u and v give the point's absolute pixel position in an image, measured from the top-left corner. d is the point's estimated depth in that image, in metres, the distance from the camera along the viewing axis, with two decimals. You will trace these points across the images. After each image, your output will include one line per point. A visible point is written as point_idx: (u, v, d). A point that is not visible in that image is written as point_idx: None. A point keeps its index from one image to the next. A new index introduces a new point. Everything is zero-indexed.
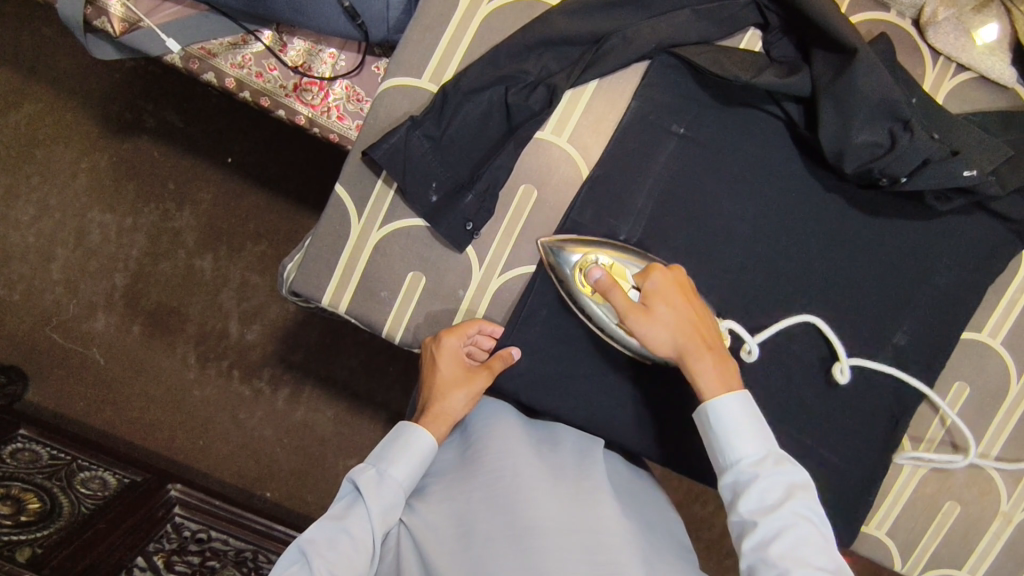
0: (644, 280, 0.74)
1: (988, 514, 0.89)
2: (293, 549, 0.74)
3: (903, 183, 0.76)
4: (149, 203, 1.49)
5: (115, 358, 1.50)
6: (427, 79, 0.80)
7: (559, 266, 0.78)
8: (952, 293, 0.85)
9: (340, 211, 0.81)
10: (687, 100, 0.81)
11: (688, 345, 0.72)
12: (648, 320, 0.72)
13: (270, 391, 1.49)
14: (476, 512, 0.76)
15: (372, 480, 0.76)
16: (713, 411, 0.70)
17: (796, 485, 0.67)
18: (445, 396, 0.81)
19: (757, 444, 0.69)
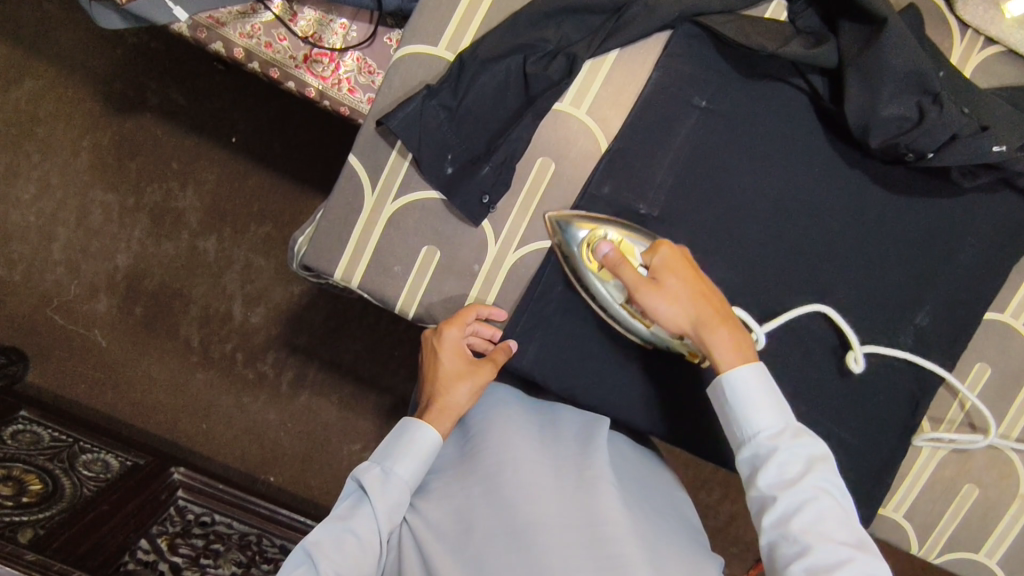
0: (652, 254, 0.73)
1: (1008, 497, 0.88)
2: (297, 551, 0.73)
3: (930, 159, 0.73)
4: (152, 183, 1.47)
5: (117, 340, 1.49)
6: (443, 47, 0.77)
7: (567, 243, 0.77)
8: (976, 272, 0.83)
9: (353, 183, 0.79)
10: (710, 72, 0.79)
11: (700, 314, 0.71)
12: (659, 291, 0.71)
13: (275, 374, 1.48)
14: (479, 504, 0.76)
15: (376, 479, 0.76)
16: (729, 383, 0.69)
17: (817, 457, 0.66)
18: (450, 388, 0.79)
19: (775, 417, 0.68)
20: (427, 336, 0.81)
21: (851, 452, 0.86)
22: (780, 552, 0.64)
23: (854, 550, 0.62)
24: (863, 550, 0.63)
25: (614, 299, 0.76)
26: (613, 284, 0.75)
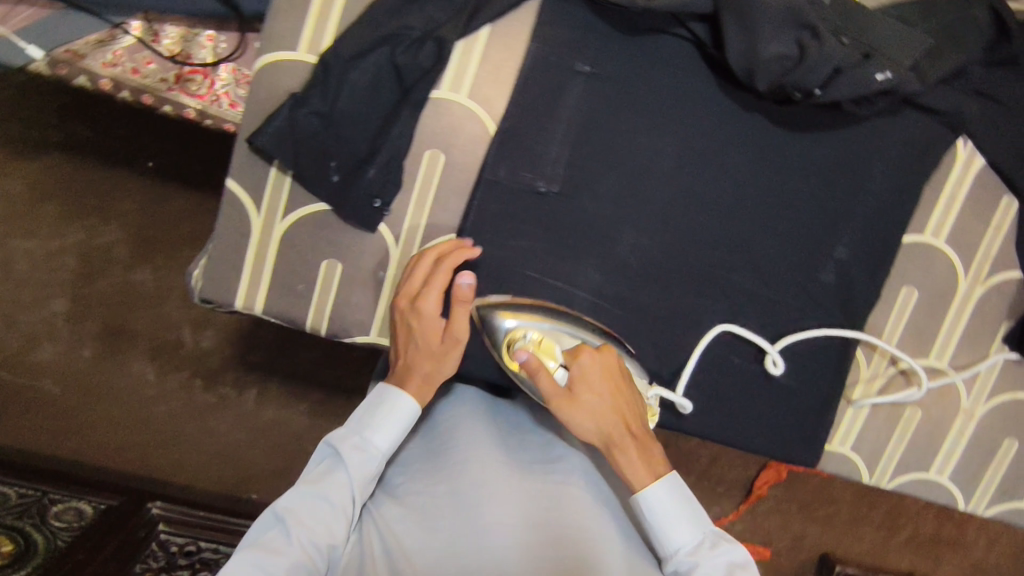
0: (571, 359, 0.75)
1: (949, 412, 0.90)
2: (268, 515, 0.71)
3: (818, 97, 0.71)
4: (71, 222, 1.38)
5: (72, 385, 1.41)
6: (304, 50, 0.72)
7: (489, 331, 0.76)
8: (890, 198, 0.82)
9: (236, 208, 0.75)
10: (589, 35, 0.75)
11: (613, 430, 0.74)
12: (574, 405, 0.73)
13: (238, 394, 1.44)
14: (443, 503, 0.75)
15: (350, 448, 0.74)
16: (644, 504, 0.74)
17: (734, 567, 0.72)
18: (433, 359, 0.75)
19: (692, 531, 0.74)
20: (399, 305, 0.75)
21: (789, 391, 0.87)
22: None
23: None
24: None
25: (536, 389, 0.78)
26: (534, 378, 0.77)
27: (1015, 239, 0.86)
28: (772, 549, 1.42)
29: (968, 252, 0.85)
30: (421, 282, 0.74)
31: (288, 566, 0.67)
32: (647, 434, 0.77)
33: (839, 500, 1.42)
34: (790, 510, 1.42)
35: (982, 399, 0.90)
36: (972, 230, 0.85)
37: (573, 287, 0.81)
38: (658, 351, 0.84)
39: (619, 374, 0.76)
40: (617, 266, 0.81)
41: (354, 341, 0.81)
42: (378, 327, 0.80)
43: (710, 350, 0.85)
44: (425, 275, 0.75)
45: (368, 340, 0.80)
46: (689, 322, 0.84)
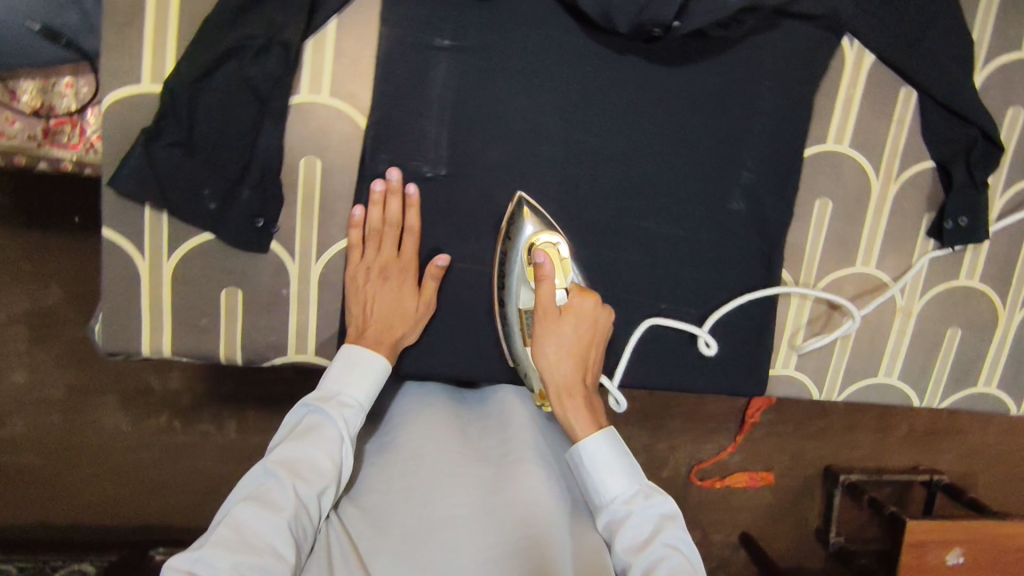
0: (576, 296, 0.77)
1: (887, 314, 0.89)
2: (261, 470, 0.69)
3: (678, 29, 0.69)
4: (6, 287, 1.09)
5: (47, 453, 1.13)
6: (147, 82, 0.69)
7: (516, 231, 0.78)
8: (783, 114, 0.80)
9: (119, 254, 0.73)
10: (441, 6, 0.72)
11: (570, 366, 0.76)
12: (559, 318, 0.76)
13: (222, 429, 1.15)
14: (396, 501, 0.72)
15: (337, 406, 0.73)
16: (582, 452, 0.74)
17: (665, 517, 0.71)
18: (412, 318, 0.78)
19: (629, 482, 0.72)
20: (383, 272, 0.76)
21: (723, 323, 0.86)
22: None
23: None
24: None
25: (518, 302, 0.79)
26: (529, 291, 0.79)
27: (920, 130, 0.84)
28: (775, 473, 1.33)
29: (874, 151, 0.84)
30: (391, 224, 0.75)
31: (289, 515, 0.66)
32: (596, 396, 0.79)
33: (833, 410, 1.33)
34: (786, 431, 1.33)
35: (916, 296, 0.89)
36: (874, 129, 0.83)
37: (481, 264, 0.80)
38: None
39: (603, 335, 0.80)
40: None
41: (273, 362, 0.79)
42: (293, 345, 0.79)
43: (635, 299, 0.84)
44: (395, 219, 0.75)
45: (287, 359, 0.79)
46: (608, 276, 0.83)
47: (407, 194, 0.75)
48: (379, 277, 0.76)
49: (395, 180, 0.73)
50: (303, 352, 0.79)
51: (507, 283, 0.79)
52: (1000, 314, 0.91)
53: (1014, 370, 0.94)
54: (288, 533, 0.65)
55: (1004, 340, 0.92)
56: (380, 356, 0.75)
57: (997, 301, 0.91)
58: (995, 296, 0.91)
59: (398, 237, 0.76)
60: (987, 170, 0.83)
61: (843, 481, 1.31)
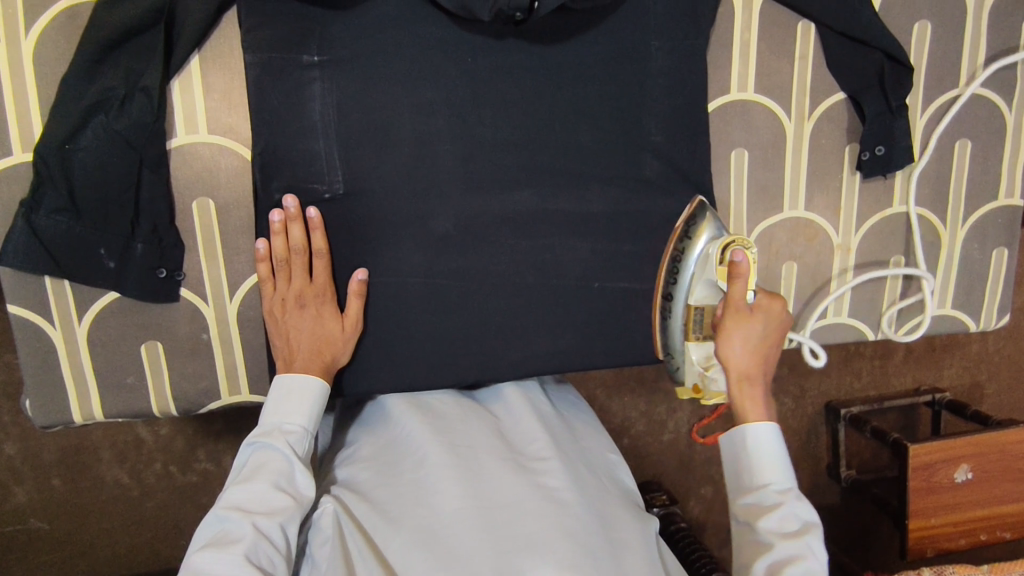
0: (767, 299, 0.73)
1: (828, 252, 0.87)
2: (213, 516, 0.64)
3: (539, 9, 0.70)
4: None
5: (50, 520, 1.10)
6: (19, 151, 0.67)
7: (694, 229, 0.78)
8: (680, 69, 0.78)
9: (31, 329, 0.72)
10: (304, 23, 0.70)
11: (758, 361, 0.72)
12: (755, 316, 0.71)
13: (220, 465, 1.13)
14: (407, 494, 0.69)
15: (279, 437, 0.68)
16: (752, 431, 0.70)
17: (812, 526, 0.67)
18: (336, 337, 0.73)
19: (785, 478, 0.69)
20: (301, 297, 0.72)
21: None
22: None
23: None
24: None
25: (690, 296, 0.77)
26: (707, 288, 0.77)
27: (825, 62, 0.81)
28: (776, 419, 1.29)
29: (781, 93, 0.81)
30: (300, 251, 0.72)
31: (245, 553, 0.61)
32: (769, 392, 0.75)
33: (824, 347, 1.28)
34: (780, 375, 1.28)
35: (852, 230, 0.87)
36: (776, 70, 0.81)
37: (400, 277, 0.77)
38: (514, 307, 0.80)
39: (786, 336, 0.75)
40: (436, 241, 0.77)
41: (208, 408, 0.79)
42: (226, 387, 0.78)
43: (570, 285, 0.81)
44: (302, 246, 0.72)
45: (223, 402, 0.78)
46: (534, 267, 0.79)
47: (309, 218, 0.72)
48: (297, 306, 0.72)
49: (292, 207, 0.71)
50: (236, 393, 0.78)
51: (681, 276, 0.78)
52: (942, 235, 0.89)
53: (966, 287, 0.92)
54: (249, 568, 0.60)
55: (950, 260, 0.90)
56: (313, 377, 0.70)
57: (937, 222, 0.88)
58: (934, 217, 0.88)
59: (308, 264, 0.73)
60: (901, 88, 0.81)
61: (844, 414, 1.27)
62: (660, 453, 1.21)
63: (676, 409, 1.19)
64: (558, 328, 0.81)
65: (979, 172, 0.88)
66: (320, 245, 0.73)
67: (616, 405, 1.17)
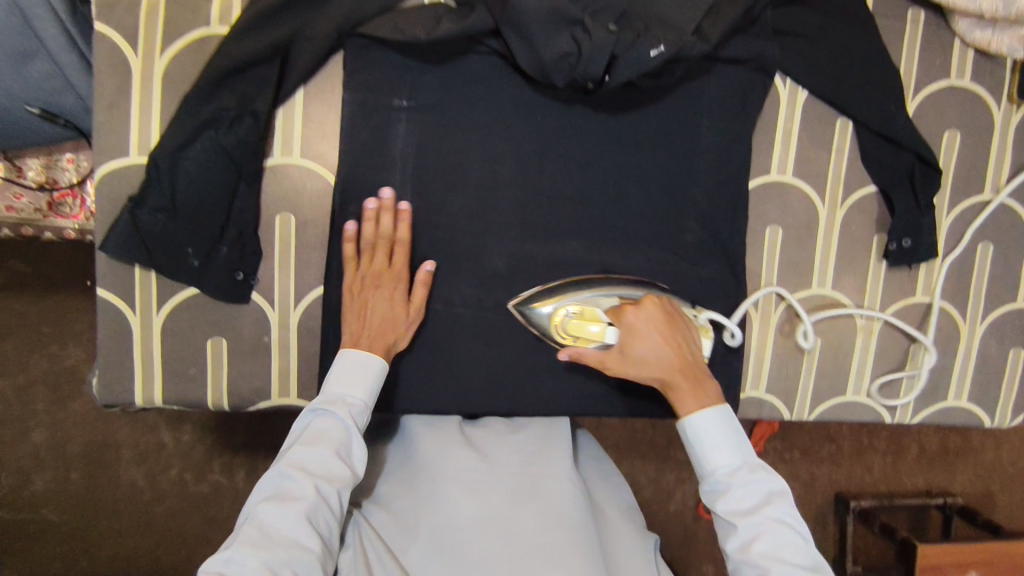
0: (618, 322, 0.75)
1: (852, 333, 0.92)
2: (276, 472, 0.69)
3: (609, 82, 0.76)
4: (22, 351, 1.14)
5: (67, 510, 1.16)
6: (136, 153, 0.76)
7: (538, 320, 0.81)
8: (726, 149, 0.85)
9: (112, 313, 0.79)
10: (398, 72, 0.79)
11: (665, 375, 0.74)
12: (627, 352, 0.74)
13: (231, 478, 1.19)
14: (420, 504, 0.73)
15: (342, 407, 0.73)
16: (688, 434, 0.72)
17: (775, 492, 0.70)
18: (396, 321, 0.78)
19: (734, 456, 0.71)
20: (378, 276, 0.77)
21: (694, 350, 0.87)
22: None
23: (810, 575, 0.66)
24: (817, 574, 0.67)
25: None
26: None
27: (861, 157, 0.89)
28: None
29: (818, 180, 0.88)
30: (388, 240, 0.78)
31: (307, 512, 0.67)
32: (699, 371, 0.75)
33: (838, 433, 1.31)
34: (791, 456, 1.30)
35: (875, 314, 0.92)
36: (814, 159, 0.88)
37: (451, 307, 0.83)
38: (550, 347, 0.85)
39: (667, 319, 0.76)
40: (488, 277, 0.83)
41: (257, 407, 0.84)
42: (276, 390, 0.83)
43: None
44: (390, 234, 0.78)
45: (271, 403, 0.84)
46: None
47: (399, 209, 0.78)
48: (372, 287, 0.77)
49: (389, 199, 0.77)
50: (285, 396, 0.83)
51: None
52: (961, 329, 0.93)
53: (981, 382, 0.95)
54: (310, 529, 0.66)
55: (968, 354, 0.94)
56: (375, 356, 0.75)
57: (957, 315, 0.93)
58: (954, 309, 0.93)
59: (391, 251, 0.79)
60: (928, 187, 0.87)
61: (854, 507, 1.28)
62: (664, 515, 1.23)
63: (682, 475, 1.23)
64: (588, 371, 0.86)
65: (999, 273, 0.93)
66: (404, 235, 0.79)
67: (625, 462, 1.21)
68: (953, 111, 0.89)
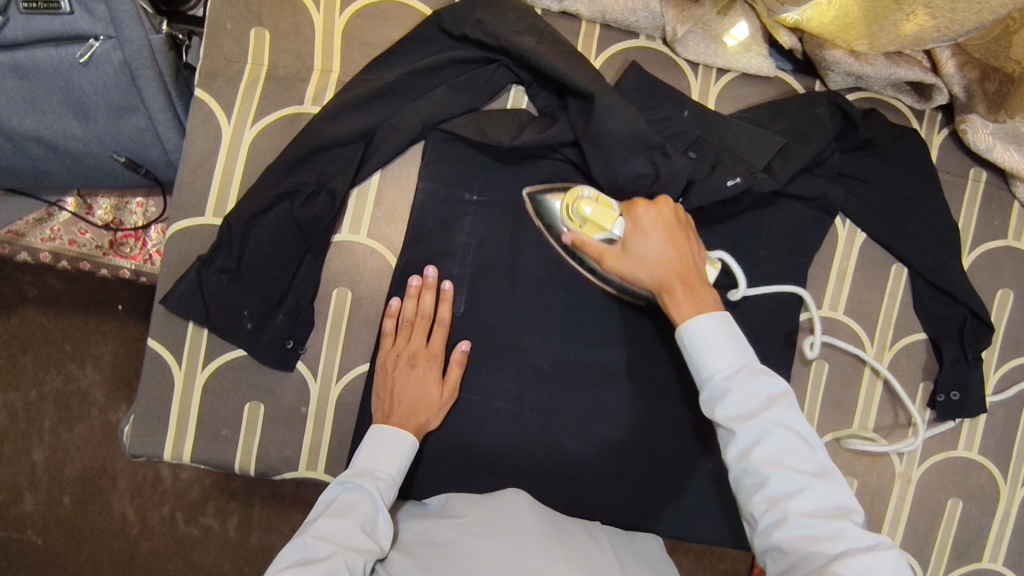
0: (628, 216, 0.74)
1: (889, 478, 0.90)
2: (300, 541, 0.67)
3: (681, 207, 0.79)
4: (45, 371, 1.15)
5: (53, 534, 1.15)
6: (211, 215, 0.79)
7: (549, 215, 0.79)
8: (783, 280, 0.85)
9: (159, 363, 0.80)
10: (472, 168, 0.81)
11: (660, 279, 0.71)
12: (628, 248, 0.72)
13: (224, 524, 1.15)
14: (447, 556, 0.67)
15: (370, 481, 0.72)
16: (686, 337, 0.67)
17: (777, 394, 0.64)
18: (428, 404, 0.78)
19: (732, 358, 0.66)
20: (415, 357, 0.78)
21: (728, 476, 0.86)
22: (742, 485, 0.64)
23: (814, 481, 0.61)
24: (822, 477, 0.62)
25: None
26: None
27: (913, 302, 0.89)
28: None
29: (869, 320, 0.88)
30: (426, 317, 0.79)
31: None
32: (702, 281, 0.71)
33: None
34: None
35: (914, 462, 0.90)
36: (867, 300, 0.88)
37: (491, 399, 0.83)
38: (583, 454, 0.84)
39: (681, 224, 0.73)
40: (531, 376, 0.83)
41: (284, 476, 0.83)
42: (305, 462, 0.82)
43: (641, 447, 0.84)
44: (429, 312, 0.79)
45: (297, 474, 0.83)
46: (610, 422, 0.84)
47: (442, 289, 0.79)
48: (408, 365, 0.78)
49: (431, 277, 0.78)
50: (312, 469, 0.82)
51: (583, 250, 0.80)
52: (1001, 489, 0.91)
53: (1019, 548, 0.92)
54: None
55: (1006, 516, 0.91)
56: (405, 432, 0.75)
57: (997, 474, 0.91)
58: (994, 468, 0.91)
59: (428, 330, 0.80)
60: (977, 344, 0.87)
61: None
62: None
63: None
64: (618, 483, 0.84)
65: None
66: (444, 315, 0.80)
67: None
68: (1009, 269, 0.89)
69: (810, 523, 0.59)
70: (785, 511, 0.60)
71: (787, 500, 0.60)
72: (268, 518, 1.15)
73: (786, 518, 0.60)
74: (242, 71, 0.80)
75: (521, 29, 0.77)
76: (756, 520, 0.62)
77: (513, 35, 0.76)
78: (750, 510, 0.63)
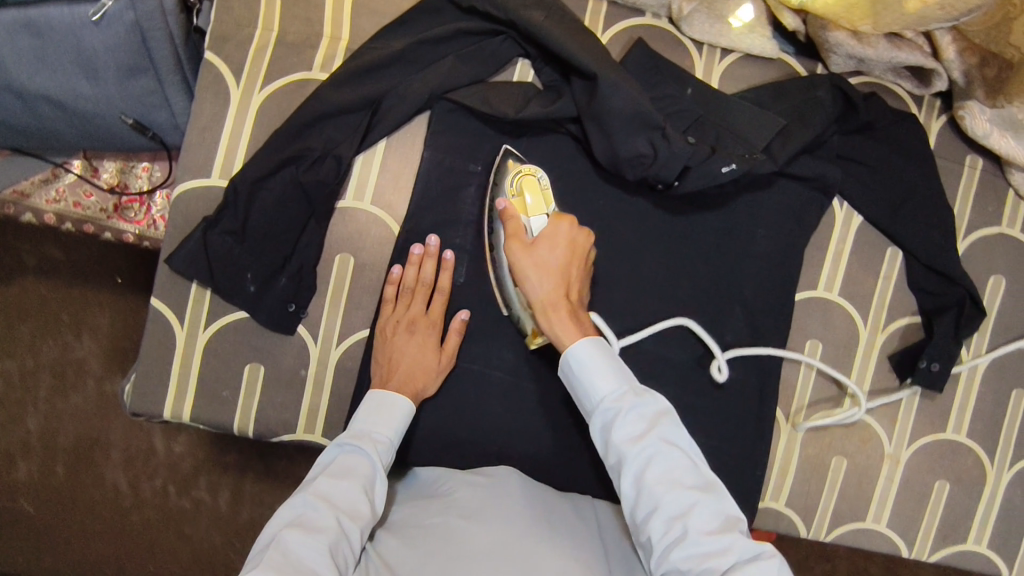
0: (555, 220, 0.76)
1: (878, 459, 0.91)
2: (300, 501, 0.68)
3: (677, 186, 0.80)
4: (44, 337, 1.15)
5: (45, 503, 1.16)
6: (217, 176, 0.79)
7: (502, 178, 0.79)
8: (779, 259, 0.86)
9: (161, 324, 0.81)
10: (477, 140, 0.82)
11: (549, 294, 0.74)
12: (535, 244, 0.75)
13: (215, 498, 1.16)
14: (440, 529, 0.68)
15: (369, 444, 0.73)
16: (572, 359, 0.71)
17: (659, 413, 0.69)
18: (427, 371, 0.79)
19: (618, 382, 0.70)
20: (415, 324, 0.79)
21: (721, 452, 0.86)
22: (636, 509, 0.67)
23: (701, 494, 0.66)
24: (707, 491, 0.67)
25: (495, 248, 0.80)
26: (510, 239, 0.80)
27: (907, 286, 0.90)
28: None
29: (863, 302, 0.89)
30: (427, 285, 0.80)
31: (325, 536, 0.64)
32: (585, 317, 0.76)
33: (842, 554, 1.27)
34: None
35: (904, 444, 0.91)
36: (862, 282, 0.89)
37: (490, 368, 0.84)
38: (578, 426, 0.85)
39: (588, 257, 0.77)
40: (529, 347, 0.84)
41: (282, 439, 0.84)
42: (302, 425, 0.83)
43: None
44: (430, 280, 0.80)
45: (295, 436, 0.84)
46: None
47: (443, 258, 0.81)
48: (407, 330, 0.79)
49: (433, 246, 0.80)
50: (310, 432, 0.83)
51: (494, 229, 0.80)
52: (988, 472, 0.92)
53: (1004, 531, 0.93)
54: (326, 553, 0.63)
55: (992, 499, 0.92)
56: (403, 398, 0.76)
57: (985, 458, 0.92)
58: (982, 452, 0.92)
59: (428, 297, 0.81)
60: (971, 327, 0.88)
61: None
62: None
63: None
64: None
65: None
66: (443, 284, 0.81)
67: None
68: (1002, 256, 0.90)
69: (704, 538, 0.63)
70: (682, 528, 0.64)
71: (683, 518, 0.64)
72: (259, 491, 1.16)
73: (684, 536, 0.63)
74: (252, 35, 0.80)
75: (530, 2, 0.78)
76: (654, 542, 0.65)
77: (521, 8, 0.77)
78: (647, 534, 0.66)
